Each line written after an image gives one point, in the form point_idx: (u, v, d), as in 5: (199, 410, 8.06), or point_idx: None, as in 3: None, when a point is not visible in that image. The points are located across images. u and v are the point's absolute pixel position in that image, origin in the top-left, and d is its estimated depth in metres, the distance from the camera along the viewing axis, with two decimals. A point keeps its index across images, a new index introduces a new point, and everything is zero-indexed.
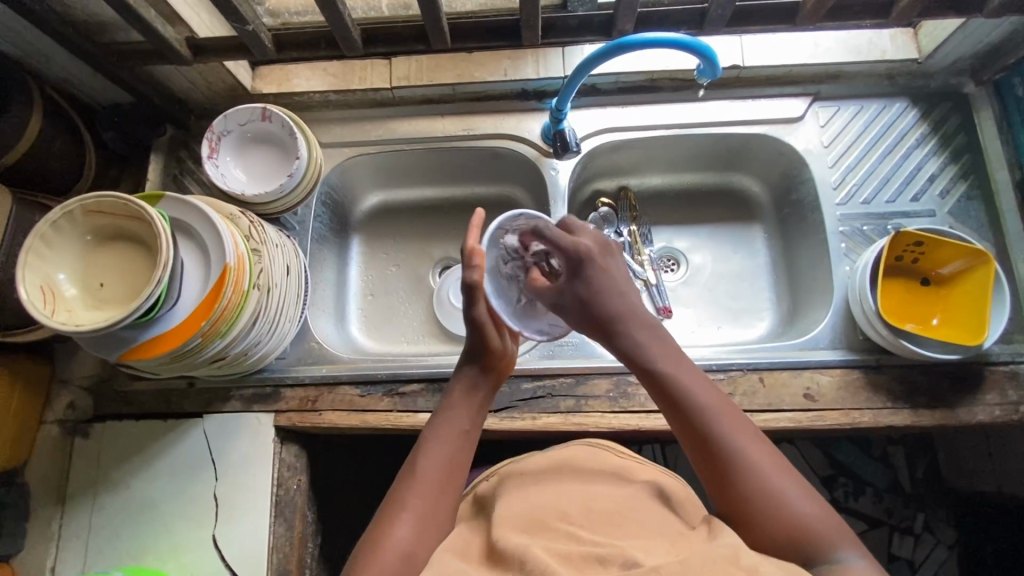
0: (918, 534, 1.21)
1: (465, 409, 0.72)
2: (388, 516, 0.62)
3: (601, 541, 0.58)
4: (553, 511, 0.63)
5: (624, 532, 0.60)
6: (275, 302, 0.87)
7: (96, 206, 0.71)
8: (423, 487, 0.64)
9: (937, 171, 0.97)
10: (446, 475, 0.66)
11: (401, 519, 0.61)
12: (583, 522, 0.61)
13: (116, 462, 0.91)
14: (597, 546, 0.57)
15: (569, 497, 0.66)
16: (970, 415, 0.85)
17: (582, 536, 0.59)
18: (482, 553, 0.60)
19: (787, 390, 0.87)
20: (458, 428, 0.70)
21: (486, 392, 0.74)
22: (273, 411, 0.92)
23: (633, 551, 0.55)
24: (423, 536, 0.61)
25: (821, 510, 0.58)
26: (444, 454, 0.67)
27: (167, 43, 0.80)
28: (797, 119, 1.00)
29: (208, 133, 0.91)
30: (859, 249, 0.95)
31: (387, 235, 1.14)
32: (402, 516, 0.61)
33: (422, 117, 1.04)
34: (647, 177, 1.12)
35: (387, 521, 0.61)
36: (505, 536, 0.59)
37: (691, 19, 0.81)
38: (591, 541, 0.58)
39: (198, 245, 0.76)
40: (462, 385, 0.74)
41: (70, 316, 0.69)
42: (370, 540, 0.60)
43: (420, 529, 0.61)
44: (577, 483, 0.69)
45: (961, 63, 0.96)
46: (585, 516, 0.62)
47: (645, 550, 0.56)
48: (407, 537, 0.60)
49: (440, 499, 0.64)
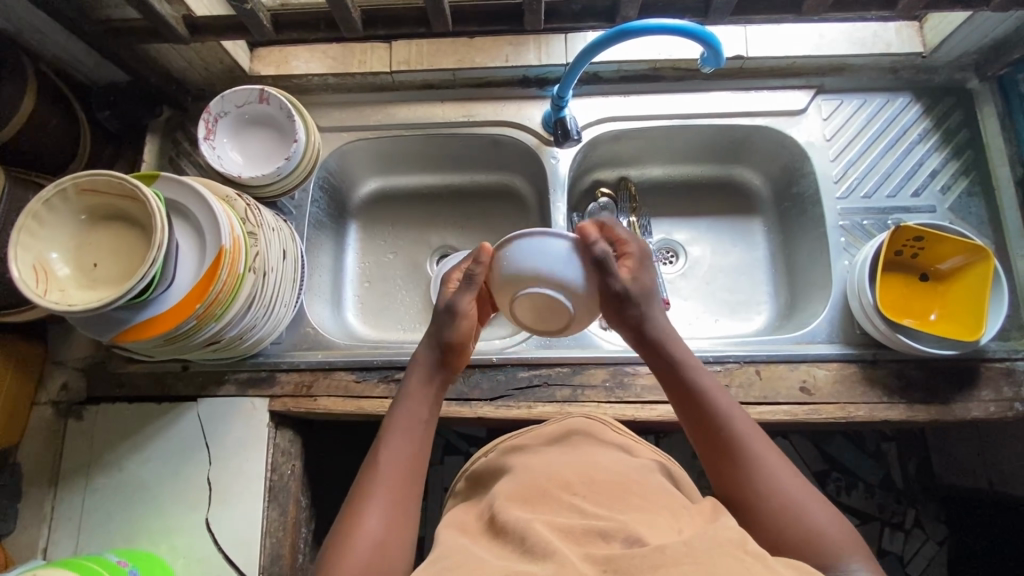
0: (908, 530, 1.22)
1: (419, 396, 0.70)
2: (356, 507, 0.61)
3: (603, 514, 0.57)
4: (557, 483, 0.63)
5: (626, 506, 0.60)
6: (272, 286, 0.86)
7: (89, 185, 0.70)
8: (386, 476, 0.63)
9: (939, 167, 0.96)
10: (411, 463, 0.65)
11: (372, 512, 0.60)
12: (589, 495, 0.61)
13: (109, 444, 0.91)
14: (600, 520, 0.56)
15: (569, 468, 0.66)
16: (965, 411, 0.85)
17: (585, 509, 0.59)
18: (480, 528, 0.60)
19: (785, 383, 0.87)
20: (418, 414, 0.69)
21: (441, 385, 0.72)
22: (268, 396, 0.92)
23: (636, 527, 0.55)
24: (395, 528, 0.61)
25: (828, 519, 0.59)
26: (405, 443, 0.66)
27: (164, 21, 0.78)
28: (800, 111, 0.99)
29: (204, 114, 0.90)
30: (859, 243, 0.94)
31: (385, 223, 1.14)
32: (370, 508, 0.61)
33: (422, 102, 1.03)
34: (647, 168, 1.11)
35: (356, 513, 0.60)
36: (506, 510, 0.60)
37: (696, 7, 0.81)
38: (595, 515, 0.57)
39: (193, 227, 0.76)
40: (416, 374, 0.71)
41: (62, 296, 0.68)
42: (338, 535, 0.59)
43: (390, 518, 0.61)
44: (574, 455, 0.69)
45: (965, 58, 0.96)
46: (589, 488, 0.62)
47: (649, 528, 0.56)
48: (380, 531, 0.59)
49: (406, 485, 0.64)
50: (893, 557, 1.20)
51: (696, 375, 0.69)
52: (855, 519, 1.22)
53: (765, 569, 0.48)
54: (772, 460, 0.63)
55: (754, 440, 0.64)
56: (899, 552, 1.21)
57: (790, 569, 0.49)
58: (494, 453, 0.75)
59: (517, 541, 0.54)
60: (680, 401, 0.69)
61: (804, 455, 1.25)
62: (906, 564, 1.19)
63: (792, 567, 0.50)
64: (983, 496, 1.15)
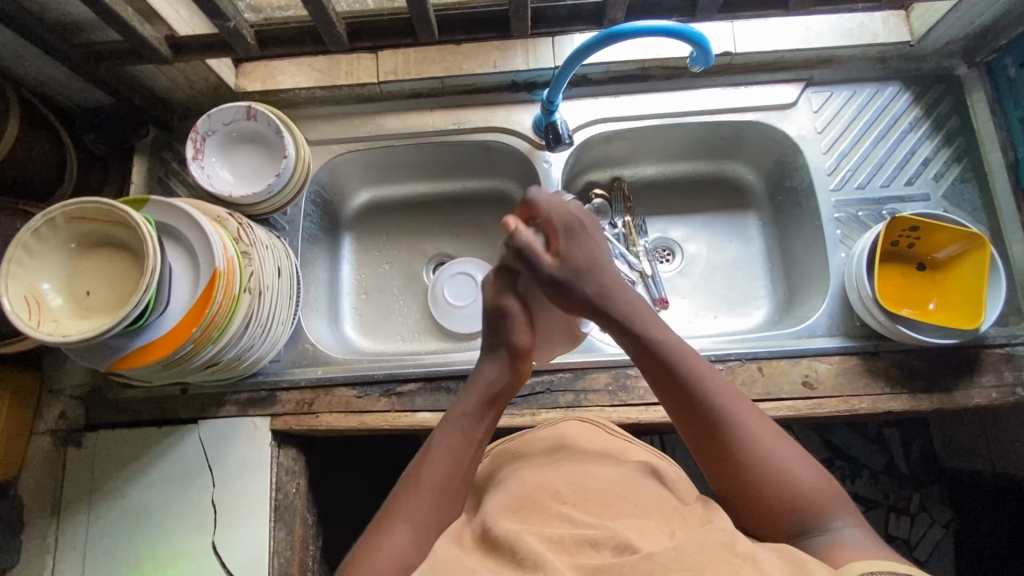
0: (914, 514, 1.22)
1: (471, 416, 0.70)
2: (390, 522, 0.61)
3: (591, 522, 0.58)
4: (547, 492, 0.63)
5: (616, 512, 0.60)
6: (268, 305, 0.85)
7: (79, 213, 0.69)
8: (425, 498, 0.63)
9: (931, 155, 0.96)
10: (448, 487, 0.64)
11: (399, 530, 0.60)
12: (580, 504, 0.61)
13: (111, 471, 0.90)
14: (590, 529, 0.57)
15: (561, 477, 0.65)
16: (967, 398, 0.85)
17: (574, 518, 0.59)
18: (476, 538, 0.60)
19: (787, 379, 0.87)
20: (462, 436, 0.68)
21: (495, 411, 0.72)
22: (269, 415, 0.91)
23: (627, 534, 0.56)
24: (421, 545, 0.60)
25: (818, 477, 0.61)
26: (450, 462, 0.66)
27: (146, 42, 0.77)
28: (791, 105, 0.99)
29: (191, 134, 0.89)
30: (854, 235, 0.94)
31: (379, 233, 1.13)
32: (396, 527, 0.60)
33: (411, 111, 1.02)
34: (640, 167, 1.11)
35: (388, 529, 0.60)
36: (498, 521, 0.60)
37: (683, 7, 0.80)
38: (585, 523, 0.58)
39: (186, 250, 0.75)
40: (478, 394, 0.71)
41: (56, 326, 0.67)
42: (368, 549, 0.59)
43: (418, 537, 0.60)
44: (561, 463, 0.69)
45: (953, 45, 0.96)
46: (580, 496, 0.62)
47: (640, 535, 0.57)
48: (406, 549, 0.59)
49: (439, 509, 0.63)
50: (901, 542, 1.20)
51: (672, 348, 0.68)
52: (860, 506, 1.23)
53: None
54: (758, 428, 0.64)
55: (735, 407, 0.64)
56: (906, 537, 1.21)
57: (778, 567, 0.50)
58: (489, 465, 0.75)
59: (506, 554, 0.54)
60: (653, 378, 0.68)
61: (808, 445, 1.25)
62: (914, 549, 1.20)
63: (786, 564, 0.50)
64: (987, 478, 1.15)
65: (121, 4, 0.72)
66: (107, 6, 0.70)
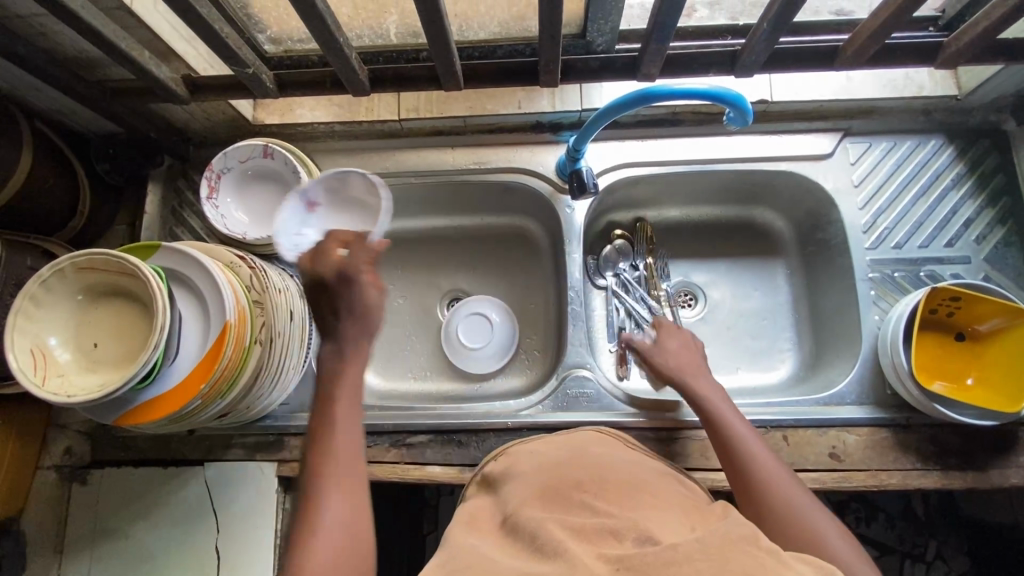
0: (930, 562, 1.17)
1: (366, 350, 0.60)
2: (307, 509, 0.53)
3: (614, 512, 0.55)
4: (568, 483, 0.61)
5: (636, 503, 0.57)
6: (278, 353, 0.83)
7: (87, 263, 0.67)
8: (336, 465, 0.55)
9: (973, 215, 0.92)
10: (354, 440, 0.57)
11: (330, 505, 0.53)
12: (600, 493, 0.59)
13: (115, 511, 0.89)
14: (611, 518, 0.54)
15: (580, 469, 0.64)
16: (1002, 478, 0.81)
17: (595, 506, 0.57)
18: (496, 531, 0.59)
19: (813, 450, 0.83)
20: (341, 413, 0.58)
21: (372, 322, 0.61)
22: (277, 461, 0.89)
23: (646, 525, 0.52)
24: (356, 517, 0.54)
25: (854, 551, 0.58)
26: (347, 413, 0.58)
27: (162, 85, 0.75)
28: (827, 155, 0.94)
29: (207, 172, 0.87)
30: (889, 297, 0.90)
31: (394, 267, 1.10)
32: (326, 502, 0.53)
33: (431, 149, 0.99)
34: (665, 209, 1.07)
35: (314, 506, 0.53)
36: (522, 513, 0.58)
37: (722, 62, 0.77)
38: (605, 512, 0.55)
39: (196, 300, 0.73)
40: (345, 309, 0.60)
41: (62, 384, 0.65)
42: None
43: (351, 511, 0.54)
44: (581, 457, 0.67)
45: (1002, 101, 0.90)
46: (599, 486, 0.60)
47: (659, 525, 0.53)
48: (341, 521, 0.53)
49: (353, 504, 0.54)
50: None
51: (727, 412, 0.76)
52: (874, 550, 1.18)
53: (782, 566, 0.43)
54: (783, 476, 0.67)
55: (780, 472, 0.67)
56: None
57: (806, 568, 0.44)
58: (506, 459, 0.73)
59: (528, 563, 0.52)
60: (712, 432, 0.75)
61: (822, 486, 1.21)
62: None
63: (810, 567, 0.45)
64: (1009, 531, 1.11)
65: (136, 49, 0.70)
66: (124, 53, 0.68)
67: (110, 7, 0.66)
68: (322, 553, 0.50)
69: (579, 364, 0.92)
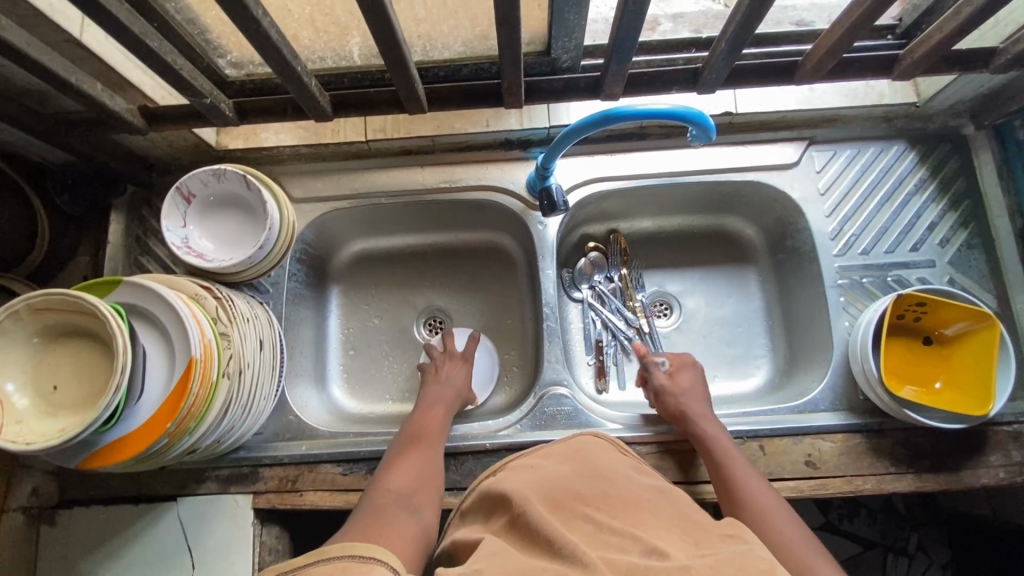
0: (912, 555, 1.19)
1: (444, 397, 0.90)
2: (384, 471, 0.75)
3: (617, 527, 0.55)
4: (570, 494, 0.61)
5: (638, 521, 0.57)
6: (248, 384, 0.82)
7: (43, 304, 0.65)
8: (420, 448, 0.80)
9: (937, 219, 0.93)
10: (434, 431, 0.84)
11: (392, 474, 0.74)
12: (602, 507, 0.59)
13: (85, 552, 0.86)
14: (616, 536, 0.53)
15: (584, 482, 0.63)
16: (974, 478, 0.83)
17: (599, 519, 0.56)
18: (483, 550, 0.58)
19: (789, 458, 0.84)
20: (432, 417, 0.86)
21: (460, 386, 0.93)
22: (252, 493, 0.87)
23: (655, 541, 0.52)
24: (417, 482, 0.74)
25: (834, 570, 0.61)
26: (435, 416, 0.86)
27: (117, 116, 0.74)
28: (793, 164, 0.95)
29: (166, 206, 0.84)
30: (858, 302, 0.91)
31: (367, 287, 1.09)
32: (391, 472, 0.75)
33: (401, 169, 0.99)
34: (637, 220, 1.08)
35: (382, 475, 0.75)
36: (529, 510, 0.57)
37: (684, 79, 0.77)
38: (608, 527, 0.55)
39: (161, 335, 0.71)
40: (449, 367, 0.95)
41: (20, 430, 0.63)
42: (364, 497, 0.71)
43: (414, 476, 0.75)
44: (583, 472, 0.66)
45: (960, 106, 0.92)
46: (602, 501, 0.60)
47: (666, 542, 0.53)
48: (399, 483, 0.72)
49: (421, 466, 0.76)
50: None
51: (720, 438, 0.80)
52: (857, 547, 1.20)
53: None
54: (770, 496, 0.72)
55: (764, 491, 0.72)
56: None
57: None
58: (500, 469, 0.72)
59: None
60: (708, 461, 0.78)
61: None
62: None
63: None
64: (986, 522, 1.13)
65: (90, 82, 0.69)
66: (77, 87, 0.67)
67: (61, 40, 0.65)
68: (391, 480, 0.73)
69: (556, 381, 0.92)
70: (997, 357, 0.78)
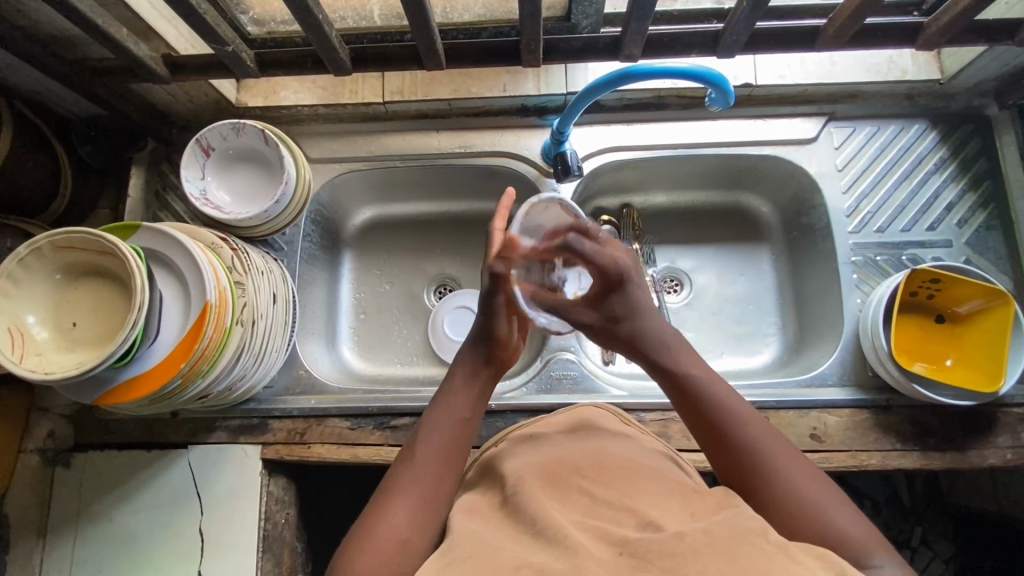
0: (915, 548, 1.17)
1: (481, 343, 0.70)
2: (386, 497, 0.58)
3: (613, 500, 0.54)
4: (567, 466, 0.59)
5: (637, 490, 0.56)
6: (261, 335, 0.83)
7: (65, 241, 0.66)
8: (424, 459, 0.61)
9: (955, 199, 0.92)
10: (457, 433, 0.64)
11: (396, 506, 0.57)
12: (598, 478, 0.57)
13: (99, 494, 0.89)
14: (609, 510, 0.53)
15: (580, 452, 0.62)
16: (980, 458, 0.82)
17: (595, 492, 0.55)
18: (490, 509, 0.58)
19: (794, 431, 0.84)
20: (456, 417, 0.65)
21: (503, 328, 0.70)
22: (261, 443, 0.89)
23: (654, 514, 0.51)
24: (420, 519, 0.57)
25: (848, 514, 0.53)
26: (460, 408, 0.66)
27: (141, 63, 0.74)
28: (811, 139, 0.95)
29: (185, 155, 0.85)
30: (871, 280, 0.91)
31: (379, 252, 1.10)
32: (394, 503, 0.57)
33: (417, 133, 0.99)
34: (652, 194, 1.07)
35: (383, 502, 0.58)
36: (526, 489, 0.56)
37: (703, 43, 0.76)
38: (602, 500, 0.54)
39: (178, 280, 0.72)
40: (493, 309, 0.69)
41: (40, 361, 0.65)
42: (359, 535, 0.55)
43: (419, 510, 0.57)
44: (586, 442, 0.65)
45: (985, 85, 0.91)
46: (601, 472, 0.58)
47: (663, 513, 0.52)
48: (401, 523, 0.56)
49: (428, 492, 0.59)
50: None
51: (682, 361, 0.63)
52: None
53: (788, 562, 0.43)
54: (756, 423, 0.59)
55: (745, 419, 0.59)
56: None
57: (813, 564, 0.44)
58: (503, 443, 0.70)
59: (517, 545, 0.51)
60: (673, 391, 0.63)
61: None
62: None
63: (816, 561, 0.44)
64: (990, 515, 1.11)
65: (117, 27, 0.69)
66: (104, 31, 0.68)
67: None
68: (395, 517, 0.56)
69: (563, 347, 0.93)
70: (1011, 342, 0.78)
